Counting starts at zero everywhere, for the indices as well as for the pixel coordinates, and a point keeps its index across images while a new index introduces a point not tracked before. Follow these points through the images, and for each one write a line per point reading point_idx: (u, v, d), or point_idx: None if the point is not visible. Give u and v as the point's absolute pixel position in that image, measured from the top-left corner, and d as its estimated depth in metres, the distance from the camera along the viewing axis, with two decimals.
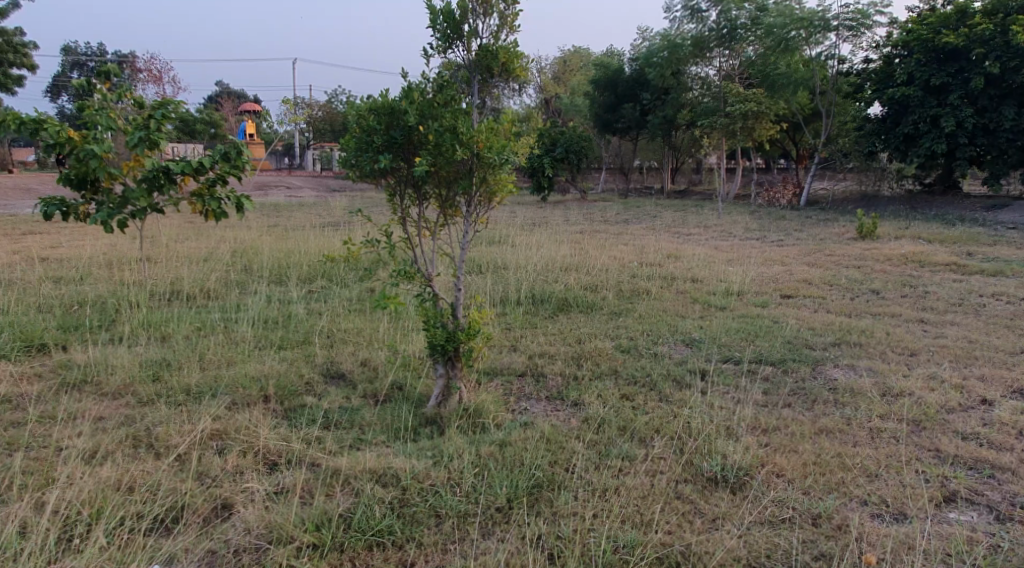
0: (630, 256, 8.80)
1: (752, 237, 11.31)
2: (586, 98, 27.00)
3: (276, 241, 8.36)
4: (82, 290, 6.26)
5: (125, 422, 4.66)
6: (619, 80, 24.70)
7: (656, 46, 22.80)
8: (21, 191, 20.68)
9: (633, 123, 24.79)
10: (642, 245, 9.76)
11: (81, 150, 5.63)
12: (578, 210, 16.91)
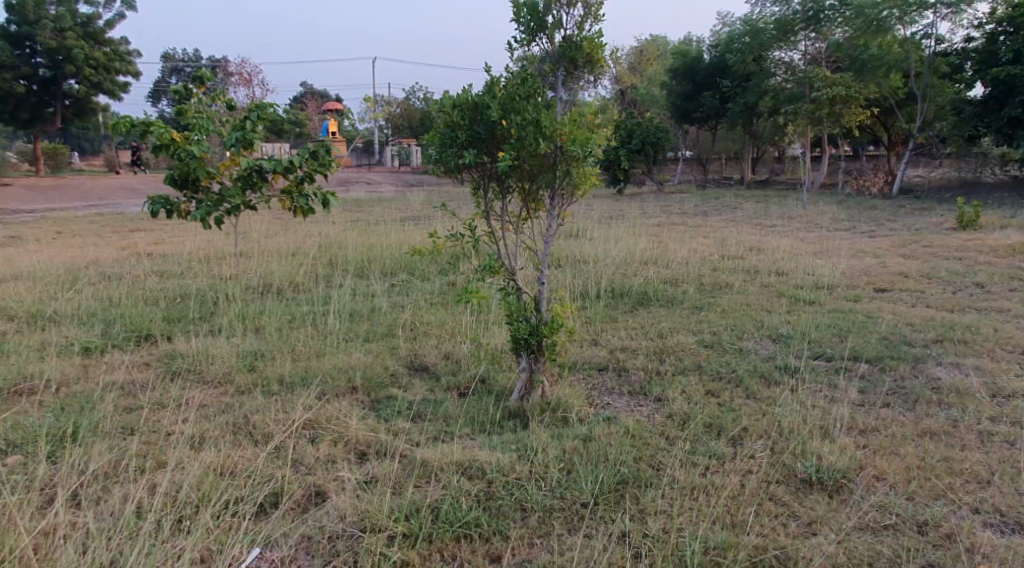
0: (713, 249, 8.63)
1: (841, 228, 10.93)
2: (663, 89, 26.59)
3: (359, 236, 8.53)
4: (182, 283, 6.51)
5: (225, 409, 4.84)
6: (697, 68, 24.22)
7: (739, 31, 22.78)
8: (128, 191, 22.01)
9: (713, 111, 24.20)
10: (723, 237, 9.58)
11: (183, 151, 5.78)
12: (658, 203, 16.74)
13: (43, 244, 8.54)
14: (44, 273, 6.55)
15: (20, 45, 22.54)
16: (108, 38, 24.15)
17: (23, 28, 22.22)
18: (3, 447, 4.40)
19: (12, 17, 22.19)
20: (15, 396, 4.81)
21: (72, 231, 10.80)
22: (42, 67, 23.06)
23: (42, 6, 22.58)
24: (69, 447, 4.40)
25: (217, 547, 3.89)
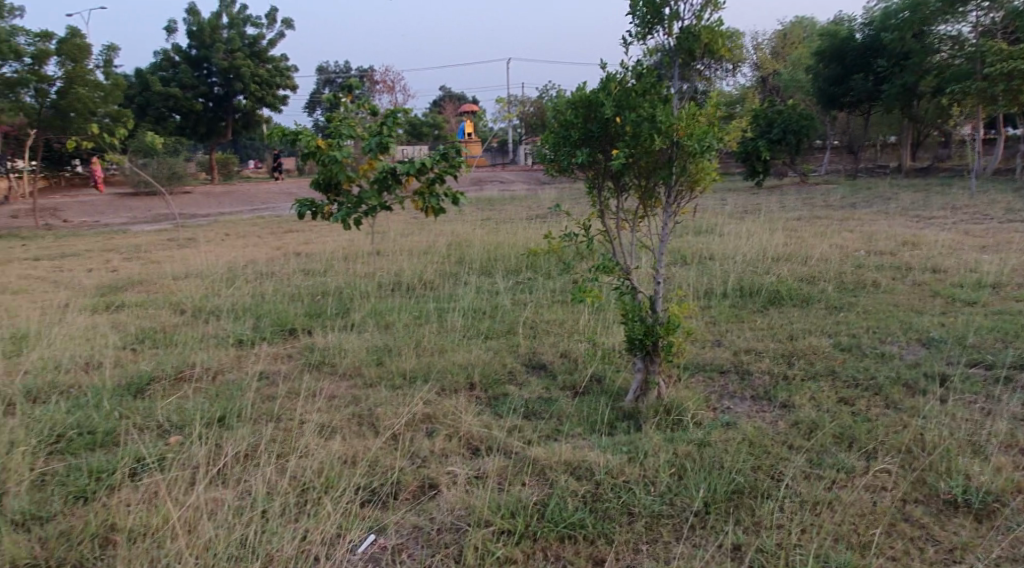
0: (858, 245, 8.02)
1: (1013, 218, 9.76)
2: (808, 74, 24.58)
3: (488, 234, 8.76)
4: (325, 282, 6.97)
5: (353, 401, 5.12)
6: (847, 49, 22.42)
7: (896, 7, 20.75)
8: (285, 196, 24.44)
9: (864, 95, 22.18)
10: (872, 231, 8.88)
11: (326, 156, 6.09)
12: (800, 195, 15.77)
13: (211, 246, 9.45)
14: (210, 273, 7.26)
15: (199, 66, 25.75)
16: (270, 56, 26.86)
17: (200, 51, 25.46)
18: (166, 427, 4.74)
19: (193, 42, 25.73)
20: (179, 382, 5.25)
21: (234, 233, 11.87)
22: (215, 85, 26.01)
23: (217, 31, 25.87)
24: (219, 431, 4.71)
25: (335, 530, 4.03)
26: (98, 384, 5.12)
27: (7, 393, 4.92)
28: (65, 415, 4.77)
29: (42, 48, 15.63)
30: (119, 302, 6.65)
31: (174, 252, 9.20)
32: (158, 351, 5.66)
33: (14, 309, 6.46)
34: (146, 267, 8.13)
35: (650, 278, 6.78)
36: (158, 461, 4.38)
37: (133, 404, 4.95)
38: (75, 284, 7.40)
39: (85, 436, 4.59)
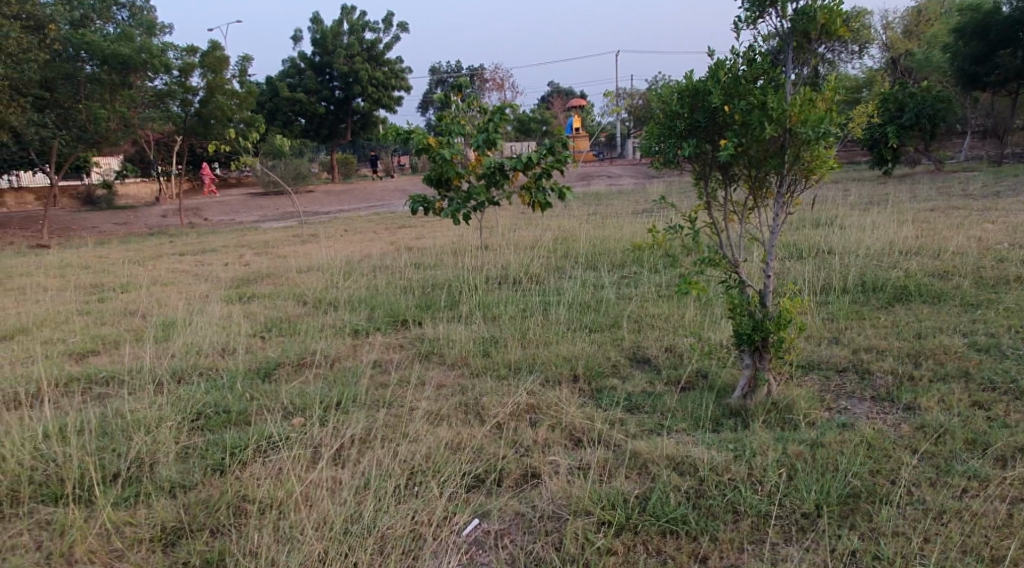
0: (999, 237, 7.39)
1: None
2: (945, 54, 22.15)
3: (594, 228, 8.70)
4: (436, 275, 7.12)
5: (460, 390, 5.20)
6: (991, 24, 19.11)
7: None
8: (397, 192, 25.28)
9: (1011, 74, 19.20)
10: (1016, 223, 8.15)
11: (437, 154, 6.12)
12: (931, 184, 14.64)
13: (332, 241, 9.87)
14: (330, 267, 7.58)
15: (322, 72, 27.06)
16: (387, 59, 27.74)
17: (323, 58, 26.77)
18: (289, 409, 4.98)
19: (317, 50, 27.02)
20: (302, 367, 5.44)
21: (351, 229, 12.31)
22: (336, 90, 27.30)
23: (338, 37, 27.11)
24: (336, 414, 4.92)
25: (441, 513, 4.17)
26: (233, 367, 5.38)
27: (155, 374, 5.23)
28: (204, 393, 5.06)
29: (188, 63, 16.84)
30: (250, 293, 7.01)
31: (298, 247, 9.66)
32: (283, 339, 5.87)
33: (161, 299, 6.90)
34: (274, 261, 8.58)
35: (761, 272, 6.53)
36: (284, 440, 4.67)
37: (261, 387, 5.18)
38: (211, 277, 7.88)
39: (220, 414, 4.88)
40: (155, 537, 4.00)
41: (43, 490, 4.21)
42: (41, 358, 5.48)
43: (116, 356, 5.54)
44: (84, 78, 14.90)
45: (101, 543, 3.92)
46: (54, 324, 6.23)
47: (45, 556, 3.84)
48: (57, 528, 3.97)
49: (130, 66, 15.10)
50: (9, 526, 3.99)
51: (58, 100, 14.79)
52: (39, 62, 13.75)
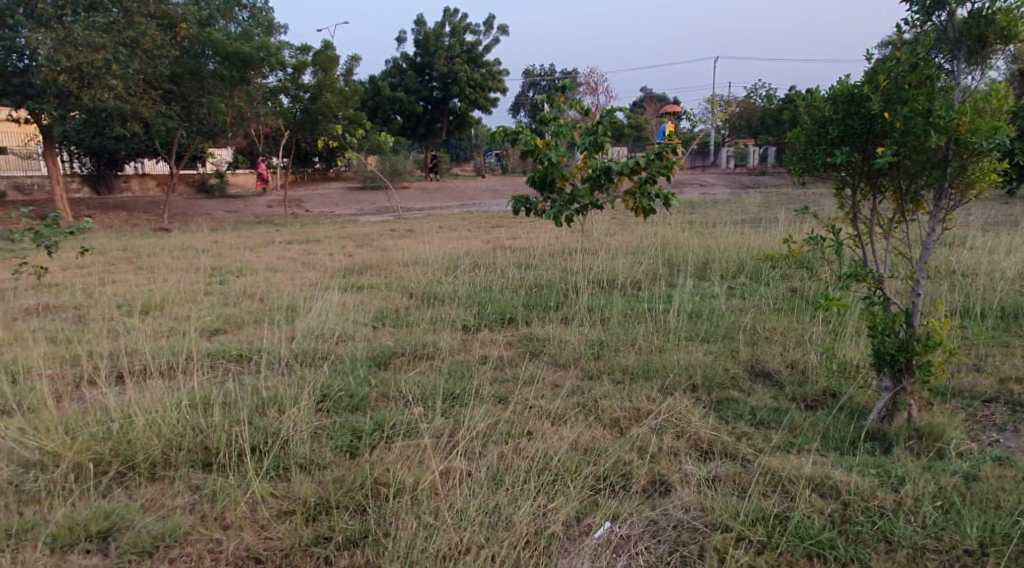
0: None
1: None
2: None
3: (700, 237, 8.74)
4: (538, 275, 7.14)
5: (576, 391, 5.18)
6: None
7: None
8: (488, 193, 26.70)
9: None
10: None
11: (543, 155, 6.20)
12: None
13: (432, 237, 9.90)
14: (432, 261, 7.62)
15: (423, 72, 29.07)
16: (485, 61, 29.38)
17: (424, 59, 28.71)
18: (410, 399, 4.93)
19: (419, 51, 28.91)
20: (417, 359, 5.39)
21: (447, 229, 12.33)
22: (435, 90, 29.34)
23: (439, 39, 28.80)
24: (456, 407, 4.88)
25: (574, 514, 4.14)
26: (352, 353, 5.33)
27: (280, 355, 5.21)
28: (328, 378, 5.04)
29: (301, 60, 18.33)
30: (360, 283, 6.97)
31: (399, 242, 9.66)
32: (397, 331, 5.78)
33: (274, 282, 6.91)
34: (378, 253, 8.61)
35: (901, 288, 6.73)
36: (410, 429, 4.65)
37: (381, 375, 5.15)
38: (318, 265, 7.86)
39: (346, 398, 4.88)
40: (297, 510, 4.04)
41: (194, 455, 4.35)
42: (175, 330, 5.52)
43: (243, 334, 5.55)
44: (206, 73, 16.32)
45: (250, 510, 4.02)
46: (183, 301, 6.19)
47: (199, 519, 3.95)
48: (209, 493, 4.10)
49: (249, 63, 16.25)
50: (164, 486, 4.14)
51: (184, 93, 16.42)
52: (172, 59, 15.53)
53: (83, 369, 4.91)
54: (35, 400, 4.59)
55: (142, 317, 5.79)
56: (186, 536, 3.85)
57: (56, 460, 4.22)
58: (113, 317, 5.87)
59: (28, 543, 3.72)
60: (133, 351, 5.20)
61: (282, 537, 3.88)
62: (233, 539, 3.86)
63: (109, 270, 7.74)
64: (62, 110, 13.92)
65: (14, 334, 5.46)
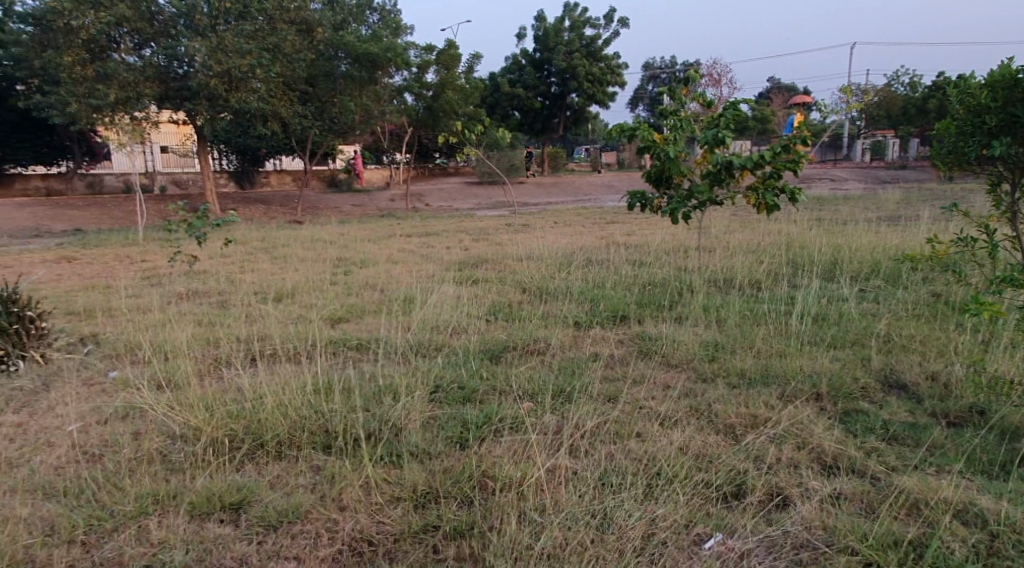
0: None
1: None
2: None
3: (828, 235, 8.39)
4: (652, 273, 7.06)
5: (689, 394, 5.09)
6: None
7: None
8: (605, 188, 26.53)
9: None
10: None
11: (661, 150, 6.16)
12: None
13: (547, 233, 9.99)
14: (547, 256, 7.69)
15: (541, 68, 29.31)
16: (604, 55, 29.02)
17: (544, 54, 28.90)
18: (521, 393, 4.99)
19: (538, 47, 29.03)
20: (529, 354, 5.44)
21: (561, 223, 12.36)
22: (553, 85, 29.43)
23: (559, 34, 28.87)
24: (565, 405, 4.89)
25: (683, 521, 4.07)
26: (465, 346, 5.45)
27: (396, 345, 5.38)
28: (442, 369, 5.18)
29: (425, 59, 18.95)
30: (474, 276, 7.13)
31: (515, 236, 9.81)
32: (510, 325, 5.85)
33: (397, 274, 7.18)
34: (495, 247, 8.76)
35: None
36: (519, 424, 4.71)
37: (494, 368, 5.24)
38: (437, 258, 8.07)
39: (459, 391, 4.99)
40: (408, 497, 4.20)
41: (316, 437, 4.56)
42: (303, 317, 5.82)
43: (366, 323, 5.77)
44: (339, 74, 17.13)
45: (364, 494, 4.20)
46: (310, 289, 6.49)
47: (319, 498, 4.18)
48: (327, 475, 4.31)
49: (378, 62, 16.89)
50: (289, 465, 4.38)
51: (318, 93, 17.30)
52: (308, 61, 16.37)
53: (223, 351, 5.18)
54: (180, 378, 4.87)
55: (275, 305, 6.09)
56: (307, 514, 4.08)
57: (196, 434, 4.50)
58: (249, 302, 6.25)
59: (172, 508, 4.04)
60: (264, 335, 5.49)
61: (393, 522, 4.04)
62: (350, 520, 4.04)
63: (248, 258, 8.26)
64: (212, 112, 15.12)
65: (165, 316, 5.86)
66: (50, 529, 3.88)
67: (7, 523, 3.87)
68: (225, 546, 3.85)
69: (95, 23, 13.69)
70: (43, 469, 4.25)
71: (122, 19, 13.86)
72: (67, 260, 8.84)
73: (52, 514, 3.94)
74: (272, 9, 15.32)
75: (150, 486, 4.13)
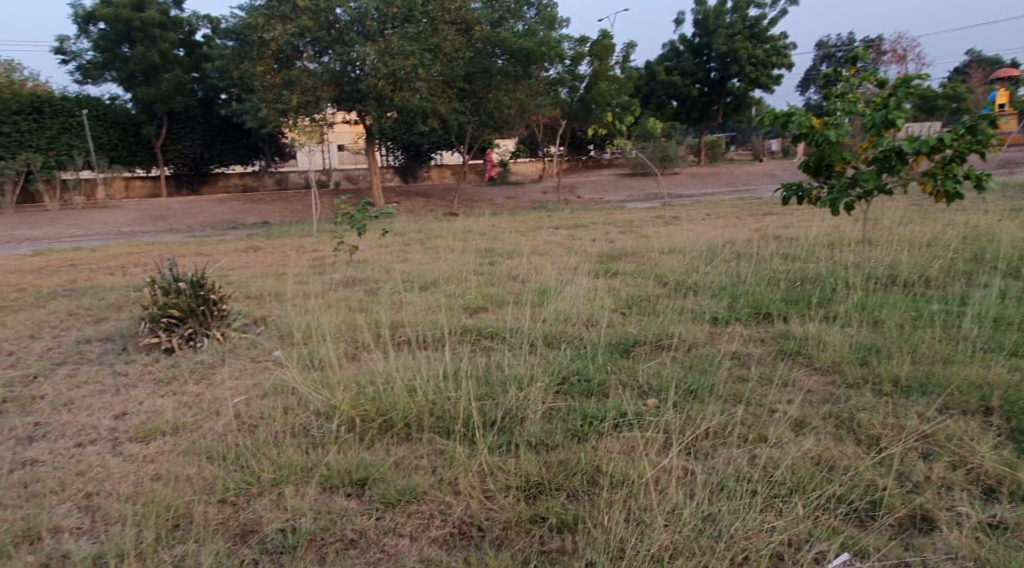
0: None
1: None
2: None
3: (1017, 227, 7.58)
4: (805, 268, 6.79)
5: (830, 400, 4.75)
6: None
7: None
8: (767, 178, 25.49)
9: None
10: None
11: (821, 136, 6.00)
12: None
13: (697, 225, 9.88)
14: (693, 250, 7.71)
15: (700, 53, 28.22)
16: (769, 35, 27.74)
17: (703, 39, 27.88)
18: (645, 389, 4.95)
19: (698, 31, 28.17)
20: (659, 349, 5.40)
21: (717, 216, 12.07)
22: (713, 71, 28.34)
23: (720, 17, 27.80)
24: (691, 404, 4.74)
25: (807, 537, 3.79)
26: (594, 339, 5.54)
27: (529, 335, 5.60)
28: (569, 360, 5.29)
29: (579, 51, 18.76)
30: (614, 270, 7.27)
31: (662, 229, 9.82)
32: (644, 318, 5.90)
33: (538, 265, 7.46)
34: (638, 240, 8.86)
35: None
36: (638, 420, 4.64)
37: (621, 361, 5.27)
38: (581, 251, 8.30)
39: (582, 383, 5.05)
40: (520, 486, 4.27)
41: (439, 423, 4.81)
42: (446, 305, 6.28)
43: (501, 313, 6.06)
44: (496, 70, 17.57)
45: (477, 480, 4.33)
46: (456, 280, 6.95)
47: (437, 481, 4.37)
48: (447, 459, 4.50)
49: (531, 57, 17.47)
50: (412, 447, 4.65)
51: (475, 91, 17.90)
52: (466, 60, 17.04)
53: (368, 336, 5.68)
54: (329, 358, 5.39)
55: (423, 293, 6.63)
56: (423, 495, 4.28)
57: (337, 412, 4.92)
58: (399, 291, 6.74)
59: (307, 479, 4.40)
60: (402, 324, 5.90)
61: (501, 509, 4.12)
62: (461, 503, 4.19)
63: (405, 249, 8.89)
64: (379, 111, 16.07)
65: (326, 301, 6.60)
66: (210, 489, 4.35)
67: (176, 480, 4.39)
68: (348, 519, 4.11)
69: (282, 35, 15.22)
70: (210, 435, 4.82)
71: (304, 30, 15.24)
72: (253, 249, 9.95)
73: (212, 476, 4.43)
74: (436, 11, 16.14)
75: (290, 458, 4.55)
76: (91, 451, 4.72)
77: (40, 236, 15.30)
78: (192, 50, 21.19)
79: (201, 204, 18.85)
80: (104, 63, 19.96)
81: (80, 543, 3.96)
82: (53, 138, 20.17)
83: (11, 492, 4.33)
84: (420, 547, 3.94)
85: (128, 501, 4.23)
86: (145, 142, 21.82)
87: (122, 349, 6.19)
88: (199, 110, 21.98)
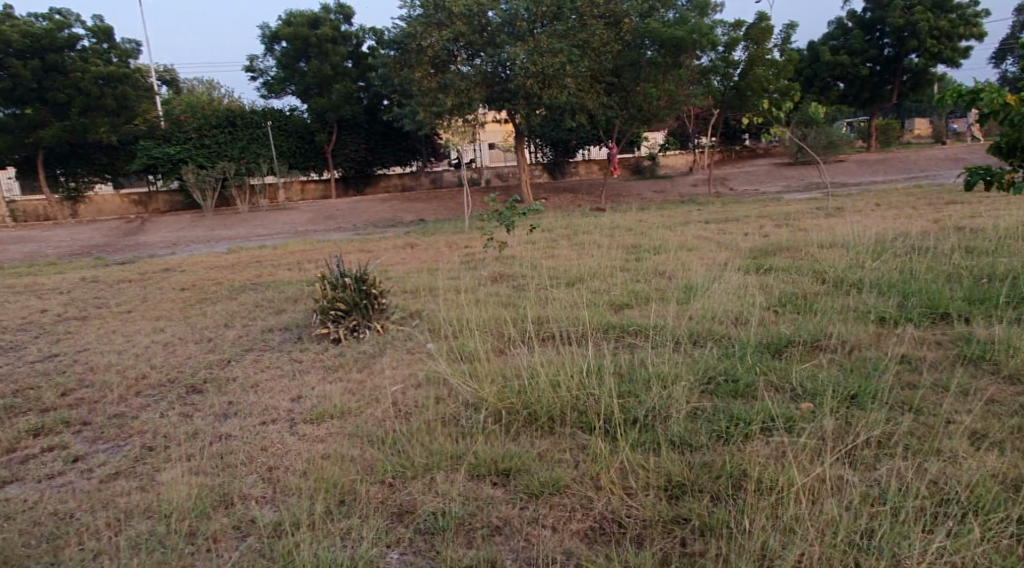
0: None
1: None
2: None
3: None
4: (992, 265, 6.25)
5: (1019, 412, 4.30)
6: None
7: None
8: (949, 161, 23.19)
9: None
10: None
11: (1016, 115, 5.35)
12: None
13: (868, 218, 9.39)
14: (859, 243, 7.36)
15: (871, 30, 26.34)
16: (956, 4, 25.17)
17: (875, 14, 25.81)
18: (798, 392, 4.74)
19: (869, 5, 26.11)
20: (815, 350, 5.17)
21: (887, 207, 11.30)
22: (886, 47, 26.11)
23: None
24: (851, 410, 4.47)
25: (983, 561, 3.47)
26: (743, 339, 5.38)
27: (674, 334, 5.56)
28: (716, 360, 5.18)
29: (733, 37, 17.92)
30: (768, 266, 7.06)
31: (824, 221, 9.41)
32: (798, 317, 5.69)
33: (688, 261, 7.39)
34: (796, 234, 8.56)
35: None
36: (789, 424, 4.45)
37: (773, 363, 5.08)
38: (734, 248, 8.13)
39: (729, 383, 4.92)
40: (661, 485, 4.21)
41: (582, 419, 4.85)
42: (591, 302, 6.41)
43: (647, 311, 6.08)
44: (645, 61, 17.43)
45: (620, 477, 4.32)
46: (604, 278, 7.05)
47: (580, 474, 4.41)
48: (591, 454, 4.52)
49: (683, 46, 16.99)
50: (556, 441, 4.73)
51: (623, 84, 17.89)
52: (615, 53, 17.02)
53: (515, 333, 5.87)
54: (478, 353, 5.63)
55: (570, 290, 6.74)
56: (566, 488, 4.31)
57: (485, 404, 5.10)
58: (547, 287, 6.88)
59: (457, 466, 4.59)
60: (548, 321, 6.05)
61: (643, 507, 4.08)
62: (604, 498, 4.19)
63: (555, 245, 9.06)
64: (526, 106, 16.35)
65: (476, 296, 6.90)
66: (370, 469, 4.63)
67: (343, 460, 4.72)
68: (494, 507, 4.24)
69: (438, 41, 15.68)
70: (371, 420, 5.15)
71: (459, 34, 15.72)
72: (411, 246, 10.51)
73: (372, 457, 4.71)
74: (585, 7, 16.22)
75: (441, 446, 4.75)
76: (273, 429, 5.18)
77: (231, 235, 16.89)
78: (359, 60, 22.28)
79: (370, 204, 20.07)
80: (284, 78, 21.71)
81: (264, 510, 4.35)
82: (243, 148, 22.06)
83: (210, 461, 4.82)
84: (561, 539, 3.99)
85: (302, 476, 4.60)
86: (317, 148, 23.47)
87: (298, 338, 6.77)
88: (364, 116, 23.21)
